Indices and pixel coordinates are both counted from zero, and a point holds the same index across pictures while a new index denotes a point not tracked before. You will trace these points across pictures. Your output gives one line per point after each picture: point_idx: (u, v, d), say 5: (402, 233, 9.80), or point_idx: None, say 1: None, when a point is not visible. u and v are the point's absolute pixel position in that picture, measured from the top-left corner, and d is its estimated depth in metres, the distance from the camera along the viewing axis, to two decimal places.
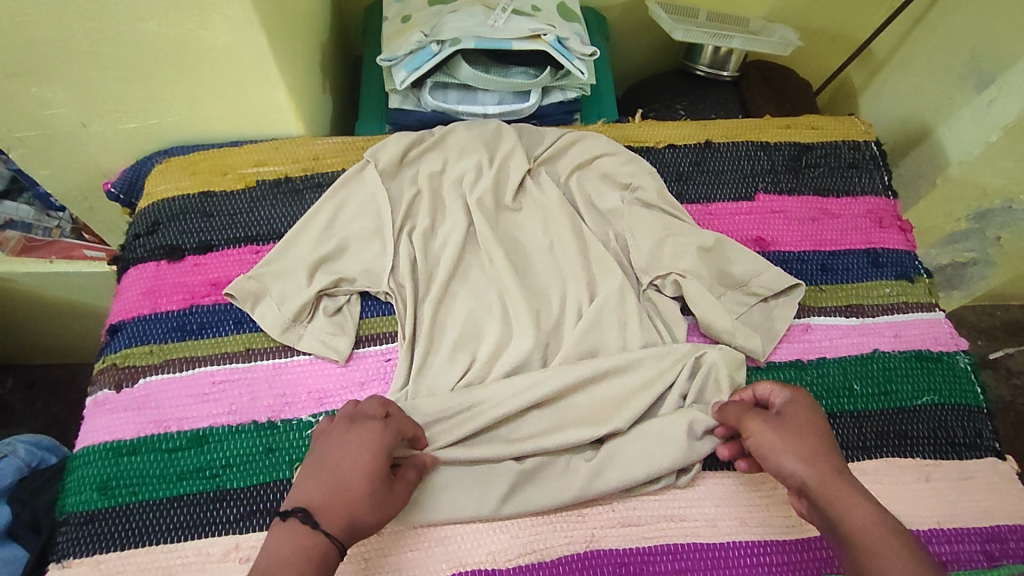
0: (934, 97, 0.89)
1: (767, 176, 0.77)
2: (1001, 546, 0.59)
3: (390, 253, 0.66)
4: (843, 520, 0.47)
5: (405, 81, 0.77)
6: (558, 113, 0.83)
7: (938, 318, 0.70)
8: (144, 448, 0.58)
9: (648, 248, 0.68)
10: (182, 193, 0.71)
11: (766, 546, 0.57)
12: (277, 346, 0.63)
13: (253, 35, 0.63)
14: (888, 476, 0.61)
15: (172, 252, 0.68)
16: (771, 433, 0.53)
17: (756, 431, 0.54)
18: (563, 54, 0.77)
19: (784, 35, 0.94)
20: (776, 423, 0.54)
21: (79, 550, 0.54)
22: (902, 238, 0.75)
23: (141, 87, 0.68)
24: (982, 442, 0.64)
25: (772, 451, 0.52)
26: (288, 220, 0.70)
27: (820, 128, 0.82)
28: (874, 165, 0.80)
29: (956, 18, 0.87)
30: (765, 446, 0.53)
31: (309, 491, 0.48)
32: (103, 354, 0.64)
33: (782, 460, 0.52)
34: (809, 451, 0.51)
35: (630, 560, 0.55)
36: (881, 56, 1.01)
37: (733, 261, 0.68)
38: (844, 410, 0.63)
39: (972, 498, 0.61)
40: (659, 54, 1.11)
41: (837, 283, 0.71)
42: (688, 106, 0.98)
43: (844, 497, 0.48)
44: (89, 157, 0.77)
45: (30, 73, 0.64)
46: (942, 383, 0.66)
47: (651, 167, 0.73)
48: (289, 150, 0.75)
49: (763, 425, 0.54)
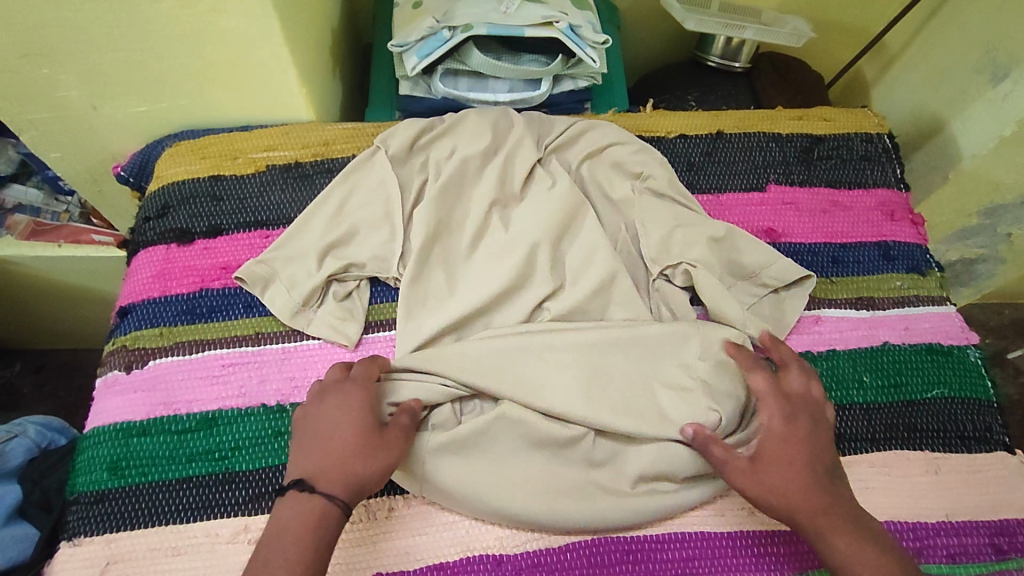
0: (947, 90, 0.88)
1: (778, 167, 0.76)
2: (1010, 540, 0.58)
3: (399, 239, 0.66)
4: (833, 553, 0.50)
5: (416, 68, 0.76)
6: (570, 101, 0.83)
7: (949, 312, 0.70)
8: (153, 430, 0.59)
9: (658, 239, 0.67)
10: (192, 177, 0.71)
11: (774, 535, 0.57)
12: (286, 331, 0.63)
13: (265, 18, 0.62)
14: (897, 468, 0.61)
15: (183, 235, 0.68)
16: (768, 486, 0.52)
17: (745, 483, 0.53)
18: (574, 42, 0.76)
19: (797, 27, 0.93)
20: (764, 472, 0.53)
21: (89, 529, 0.55)
22: (913, 232, 0.75)
23: (151, 70, 0.67)
24: (991, 435, 0.64)
25: (764, 497, 0.52)
26: (298, 205, 0.70)
27: (833, 119, 0.81)
28: (886, 158, 0.79)
29: (970, 11, 0.86)
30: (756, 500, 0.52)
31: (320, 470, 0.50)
32: (113, 336, 0.64)
33: (778, 510, 0.52)
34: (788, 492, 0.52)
35: (636, 548, 0.55)
36: (894, 49, 1.00)
37: (743, 252, 0.67)
38: (853, 402, 0.63)
39: (981, 493, 0.61)
40: (670, 44, 1.10)
41: (848, 276, 0.71)
42: (699, 97, 0.97)
43: (841, 535, 0.50)
44: (99, 140, 0.77)
45: (42, 55, 0.64)
46: (952, 377, 0.66)
47: (662, 156, 0.73)
48: (300, 135, 0.75)
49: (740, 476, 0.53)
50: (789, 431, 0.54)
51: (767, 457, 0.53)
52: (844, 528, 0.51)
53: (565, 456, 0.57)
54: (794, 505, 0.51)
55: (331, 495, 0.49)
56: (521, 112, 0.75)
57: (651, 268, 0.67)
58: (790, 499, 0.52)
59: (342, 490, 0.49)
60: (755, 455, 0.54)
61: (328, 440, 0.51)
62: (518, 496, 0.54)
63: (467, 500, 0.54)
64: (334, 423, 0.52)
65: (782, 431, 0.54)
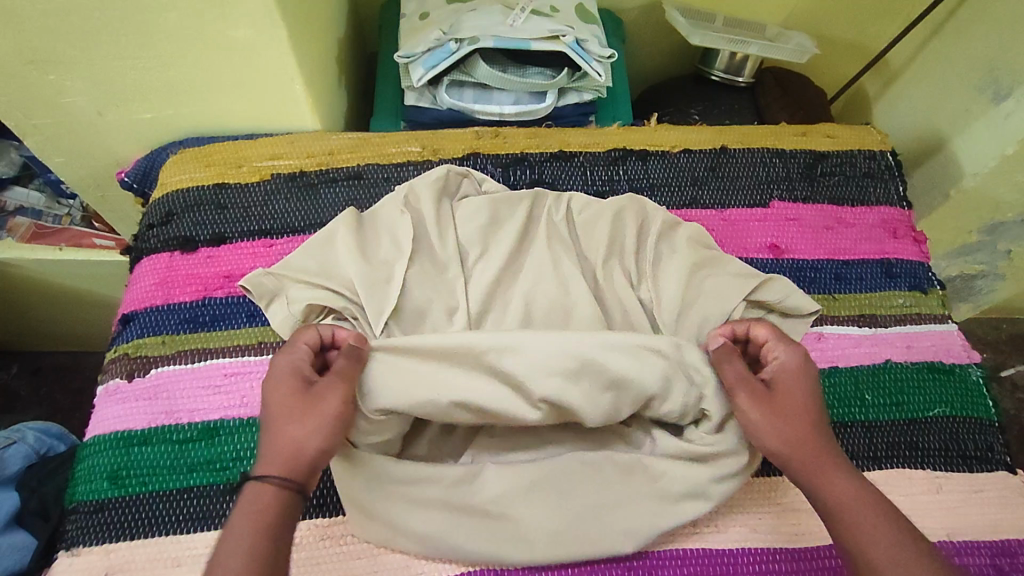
0: (948, 107, 0.89)
1: (782, 184, 0.77)
2: (1011, 561, 0.58)
3: (400, 273, 0.63)
4: (826, 494, 0.48)
5: (422, 79, 0.77)
6: (574, 114, 0.83)
7: (950, 330, 0.70)
8: (154, 439, 0.58)
9: (678, 280, 0.65)
10: (197, 184, 0.71)
11: (776, 553, 0.56)
12: (287, 344, 0.63)
13: (273, 28, 0.63)
14: (898, 486, 0.61)
15: (186, 243, 0.68)
16: (773, 415, 0.52)
17: (752, 406, 0.52)
18: (580, 55, 0.77)
19: (801, 43, 0.94)
20: (774, 408, 0.52)
21: (88, 539, 0.54)
22: (916, 249, 0.75)
23: (158, 78, 0.68)
24: (992, 455, 0.64)
25: (767, 426, 0.51)
26: (302, 215, 0.70)
27: (836, 136, 0.82)
28: (889, 176, 0.80)
29: (972, 31, 0.87)
30: (757, 426, 0.52)
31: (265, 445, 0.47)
32: (115, 344, 0.64)
33: (773, 443, 0.51)
34: (798, 425, 0.51)
35: (637, 565, 0.55)
36: (897, 66, 1.01)
37: (760, 287, 0.65)
38: (855, 419, 0.63)
39: (983, 513, 0.60)
40: (675, 58, 1.11)
41: (849, 293, 0.71)
42: (703, 110, 0.98)
43: (833, 474, 0.49)
44: (103, 147, 0.77)
45: (50, 61, 0.64)
46: (954, 396, 0.66)
47: (653, 192, 0.75)
48: (305, 144, 0.75)
49: (753, 404, 0.52)
50: (785, 368, 0.54)
51: (777, 389, 0.53)
52: (838, 470, 0.49)
53: (547, 459, 0.56)
54: (788, 438, 0.51)
55: (264, 472, 0.46)
56: (518, 150, 0.76)
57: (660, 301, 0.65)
58: (789, 426, 0.51)
59: (278, 463, 0.46)
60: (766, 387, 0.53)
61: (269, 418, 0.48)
62: (482, 542, 0.53)
63: (426, 539, 0.53)
64: (301, 412, 0.48)
65: (780, 364, 0.54)
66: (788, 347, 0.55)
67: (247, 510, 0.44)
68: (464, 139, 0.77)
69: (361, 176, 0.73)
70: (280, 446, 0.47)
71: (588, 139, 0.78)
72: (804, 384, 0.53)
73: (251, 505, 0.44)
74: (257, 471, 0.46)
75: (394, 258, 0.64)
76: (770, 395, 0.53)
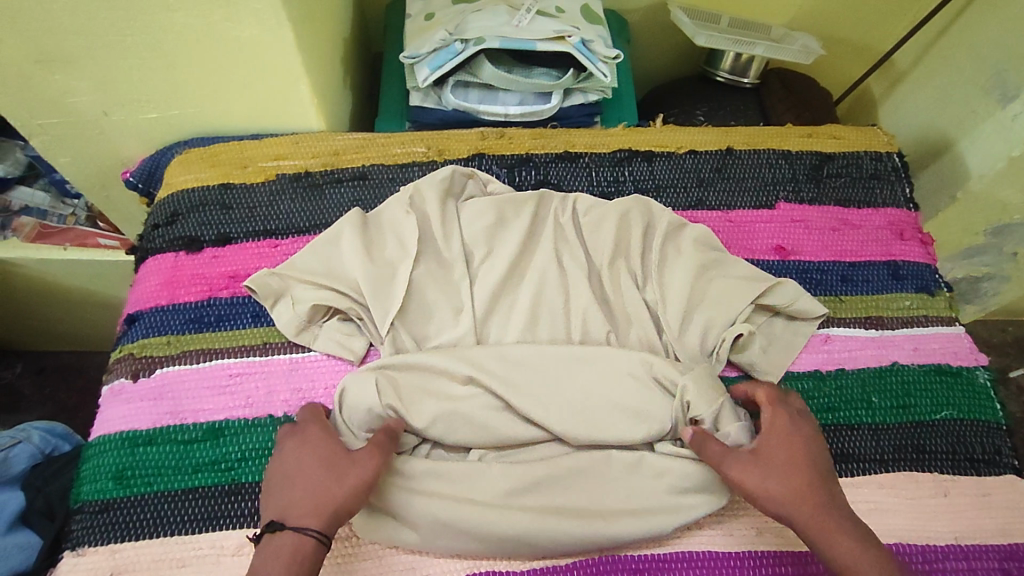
0: (955, 108, 0.88)
1: (788, 185, 0.77)
2: (1019, 565, 0.57)
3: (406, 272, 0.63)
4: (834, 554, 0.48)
5: (428, 79, 0.77)
6: (580, 115, 0.83)
7: (958, 333, 0.70)
8: (159, 439, 0.58)
9: (684, 282, 0.65)
10: (202, 184, 0.71)
11: (783, 556, 0.56)
12: (291, 344, 0.63)
13: (278, 28, 0.63)
14: (905, 489, 0.60)
15: (191, 243, 0.68)
16: (767, 477, 0.51)
17: (746, 473, 0.52)
18: (586, 55, 0.76)
19: (807, 44, 0.94)
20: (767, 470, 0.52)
21: (94, 538, 0.54)
22: (922, 251, 0.75)
23: (163, 77, 0.68)
24: (1000, 458, 0.64)
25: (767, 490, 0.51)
26: (307, 216, 0.70)
27: (843, 137, 0.81)
28: (895, 177, 0.79)
29: (979, 32, 0.87)
30: (756, 490, 0.51)
31: (298, 499, 0.48)
32: (120, 344, 0.64)
33: (773, 506, 0.51)
34: (798, 487, 0.51)
35: (645, 567, 0.55)
36: (902, 67, 1.01)
37: (765, 292, 0.66)
38: (862, 422, 0.63)
39: (991, 517, 0.60)
40: (680, 59, 1.10)
41: (856, 295, 0.70)
42: (708, 112, 0.98)
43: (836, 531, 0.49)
44: (108, 147, 0.77)
45: (56, 61, 0.64)
46: (961, 399, 0.66)
47: (659, 192, 0.75)
48: (310, 144, 0.75)
49: (748, 472, 0.52)
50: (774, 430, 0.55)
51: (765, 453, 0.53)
52: (842, 528, 0.49)
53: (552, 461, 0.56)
54: (789, 499, 0.50)
55: (303, 523, 0.47)
56: (523, 151, 0.76)
57: (666, 303, 0.65)
58: (785, 488, 0.51)
59: (315, 518, 0.47)
60: (754, 450, 0.54)
61: (303, 474, 0.50)
62: (489, 543, 0.53)
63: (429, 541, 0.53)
64: (340, 474, 0.49)
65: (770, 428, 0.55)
66: (775, 413, 0.56)
67: (281, 561, 0.45)
68: (469, 140, 0.77)
69: (366, 177, 0.73)
70: (318, 501, 0.48)
71: (593, 140, 0.78)
72: (796, 446, 0.54)
73: (286, 557, 0.45)
74: (292, 522, 0.47)
75: (398, 255, 0.65)
76: (762, 459, 0.53)
